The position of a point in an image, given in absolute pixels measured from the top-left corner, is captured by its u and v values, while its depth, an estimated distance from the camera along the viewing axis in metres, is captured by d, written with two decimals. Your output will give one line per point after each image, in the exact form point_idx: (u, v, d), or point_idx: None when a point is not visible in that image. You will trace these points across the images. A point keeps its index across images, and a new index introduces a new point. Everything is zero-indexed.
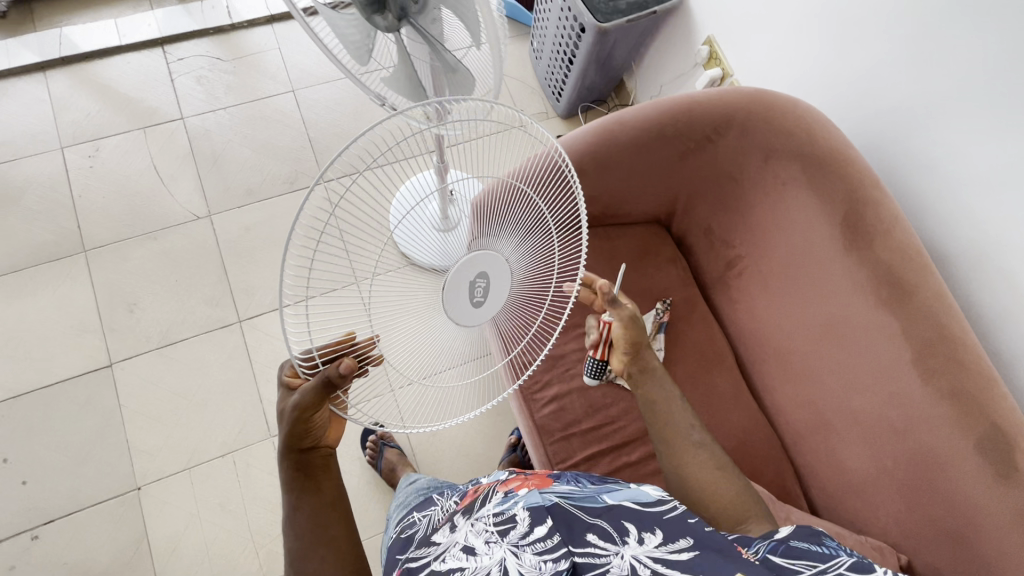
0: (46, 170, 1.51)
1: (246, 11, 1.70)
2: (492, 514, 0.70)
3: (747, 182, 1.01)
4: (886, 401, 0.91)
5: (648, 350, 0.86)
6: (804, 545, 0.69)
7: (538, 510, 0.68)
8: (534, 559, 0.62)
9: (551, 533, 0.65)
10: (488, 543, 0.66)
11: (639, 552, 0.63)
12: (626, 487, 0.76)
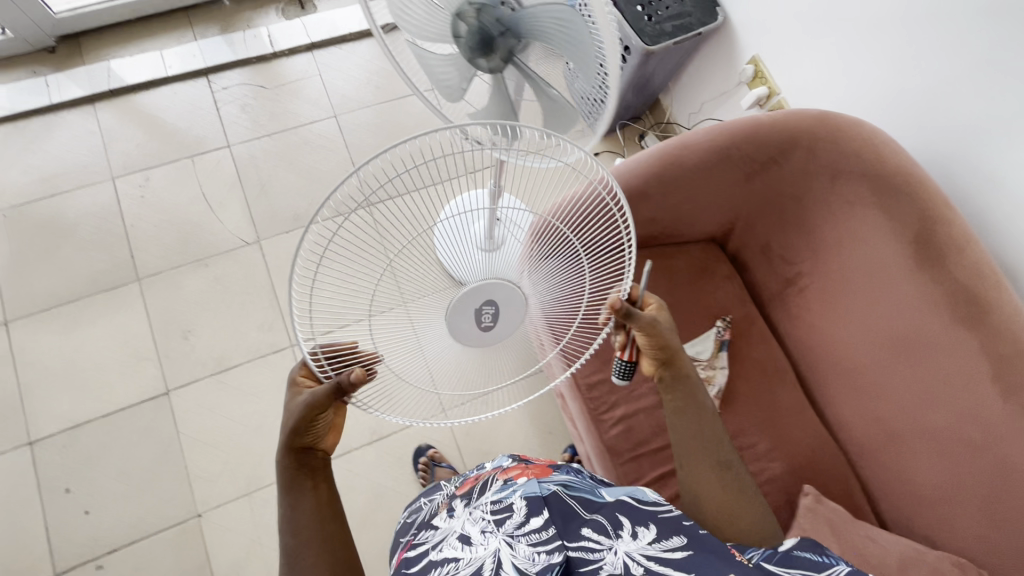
0: (99, 201, 1.54)
1: (286, 39, 1.73)
2: (490, 502, 0.71)
3: (810, 202, 1.03)
4: (962, 417, 0.92)
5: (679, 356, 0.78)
6: (804, 554, 0.75)
7: (535, 501, 0.68)
8: (529, 550, 0.62)
9: (547, 526, 0.65)
10: (484, 533, 0.66)
11: (633, 549, 0.65)
12: (622, 484, 0.79)
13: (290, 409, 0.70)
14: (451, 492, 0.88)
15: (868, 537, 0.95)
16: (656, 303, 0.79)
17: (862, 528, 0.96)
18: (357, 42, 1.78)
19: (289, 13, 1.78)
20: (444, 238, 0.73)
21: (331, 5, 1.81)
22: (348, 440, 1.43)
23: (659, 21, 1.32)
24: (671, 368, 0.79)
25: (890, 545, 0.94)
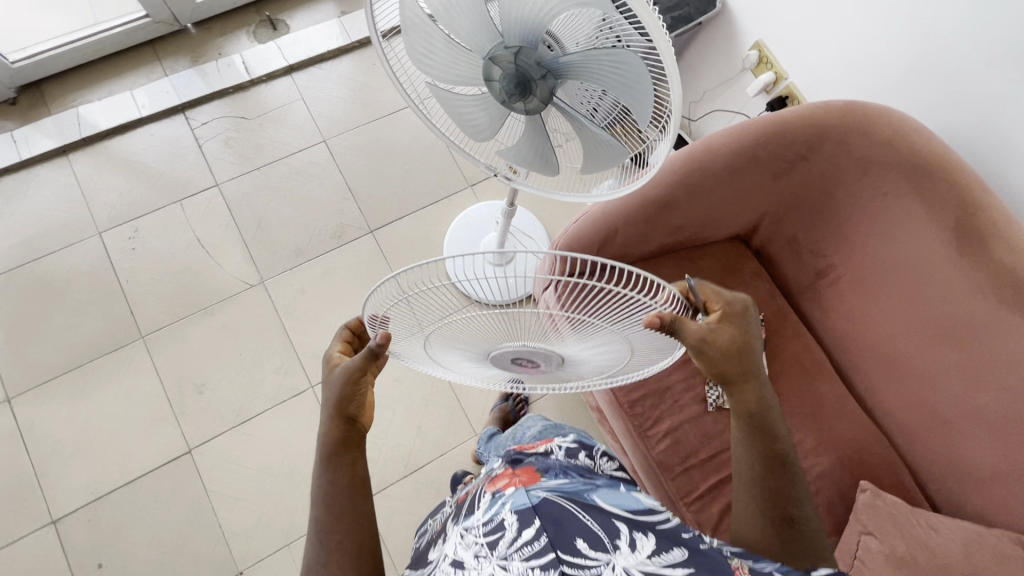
0: (89, 259, 1.47)
1: (263, 64, 1.65)
2: (480, 524, 0.60)
3: (840, 194, 1.00)
4: (1015, 397, 0.91)
5: (736, 372, 0.69)
6: None
7: (525, 512, 0.58)
8: (522, 567, 0.54)
9: (541, 534, 0.56)
10: (477, 557, 0.57)
11: (631, 564, 0.55)
12: (614, 483, 0.67)
13: (331, 380, 0.67)
14: (449, 505, 0.78)
15: (931, 527, 0.95)
16: (719, 310, 0.68)
17: (923, 517, 0.97)
18: (337, 60, 1.70)
19: (262, 36, 1.70)
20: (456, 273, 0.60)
21: (304, 23, 1.72)
22: (382, 476, 1.40)
23: None
24: (733, 394, 0.71)
25: (954, 533, 0.94)
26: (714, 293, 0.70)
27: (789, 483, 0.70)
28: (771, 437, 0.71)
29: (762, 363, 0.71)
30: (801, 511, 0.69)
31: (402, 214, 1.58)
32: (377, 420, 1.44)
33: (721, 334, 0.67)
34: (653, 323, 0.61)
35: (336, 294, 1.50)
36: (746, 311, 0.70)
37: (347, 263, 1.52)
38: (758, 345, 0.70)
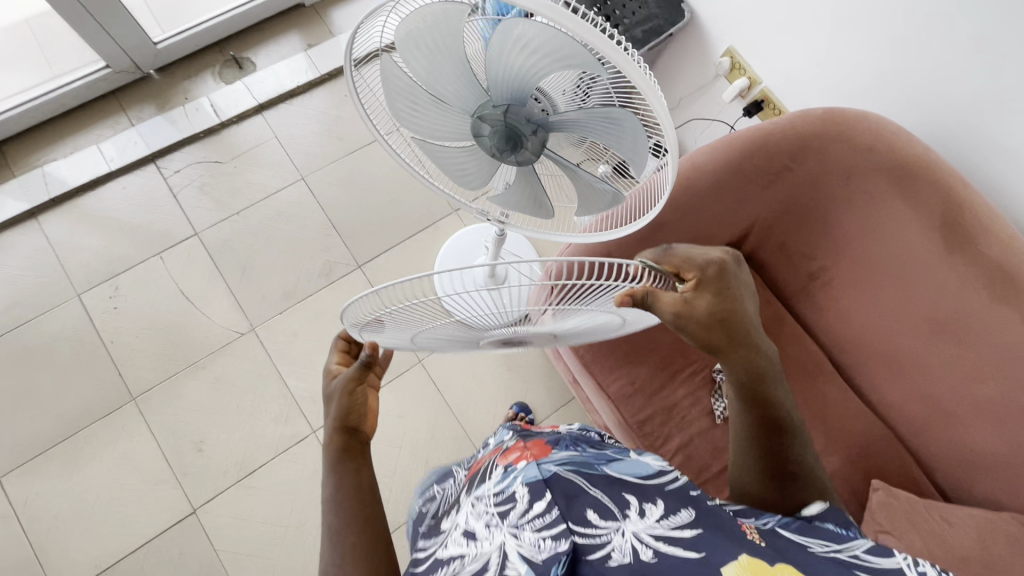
0: (70, 323, 1.42)
1: (232, 105, 1.62)
2: (492, 494, 0.57)
3: (826, 200, 1.01)
4: (1013, 386, 0.93)
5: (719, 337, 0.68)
6: (828, 526, 0.62)
7: (537, 483, 0.54)
8: (534, 537, 0.48)
9: (552, 506, 0.51)
10: (488, 526, 0.53)
11: (641, 530, 0.50)
12: (624, 458, 0.65)
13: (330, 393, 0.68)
14: (460, 479, 0.76)
15: (945, 519, 0.97)
16: (693, 278, 0.68)
17: (936, 510, 0.98)
18: (307, 95, 1.67)
19: (228, 77, 1.67)
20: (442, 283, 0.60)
21: (270, 60, 1.69)
22: (396, 515, 1.38)
23: (629, 28, 1.27)
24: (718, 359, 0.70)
25: (968, 525, 0.95)
26: (685, 259, 0.69)
27: (785, 435, 0.71)
28: (764, 396, 0.71)
29: (750, 325, 0.69)
30: (800, 462, 0.70)
31: (389, 246, 1.56)
32: (384, 458, 1.41)
33: (700, 303, 0.66)
34: (623, 303, 0.61)
35: (330, 334, 1.47)
36: (718, 272, 0.69)
37: (338, 301, 1.50)
38: (742, 306, 0.69)
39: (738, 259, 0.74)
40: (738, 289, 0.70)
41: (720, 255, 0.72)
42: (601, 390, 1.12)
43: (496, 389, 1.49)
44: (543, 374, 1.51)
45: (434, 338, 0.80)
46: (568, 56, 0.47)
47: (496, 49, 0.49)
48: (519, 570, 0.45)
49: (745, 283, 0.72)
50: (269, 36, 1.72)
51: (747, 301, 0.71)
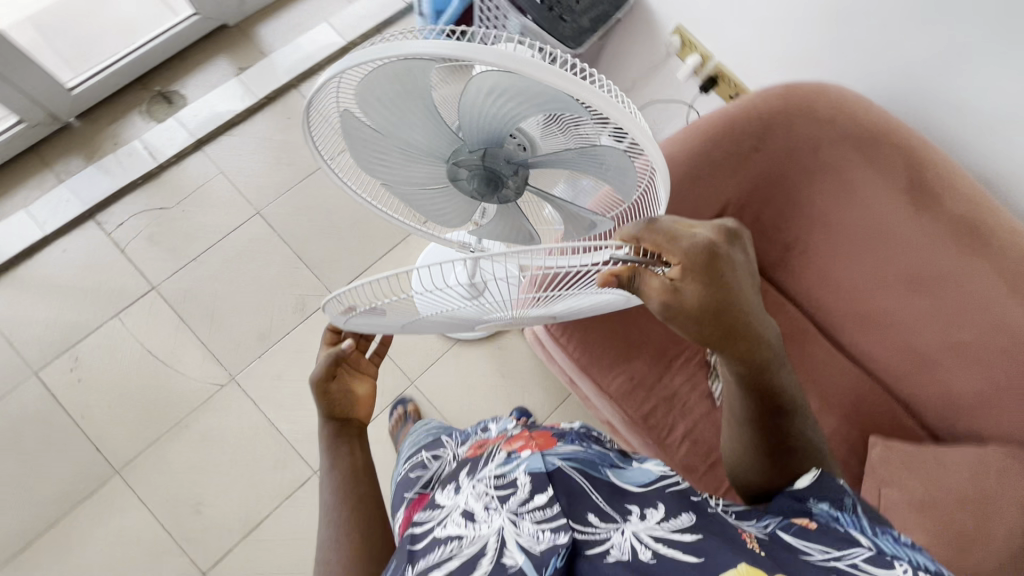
0: (33, 404, 1.33)
1: (168, 144, 1.52)
2: (493, 476, 0.59)
3: (795, 172, 1.02)
4: (987, 329, 0.98)
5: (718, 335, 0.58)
6: (822, 509, 0.54)
7: (540, 476, 0.56)
8: (533, 528, 0.49)
9: (553, 501, 0.52)
10: (488, 510, 0.54)
11: (640, 530, 0.49)
12: (630, 466, 0.63)
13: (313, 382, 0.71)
14: (457, 458, 0.75)
15: (940, 463, 1.02)
16: (677, 265, 0.56)
17: (932, 455, 1.03)
18: (247, 122, 1.58)
19: (158, 113, 1.56)
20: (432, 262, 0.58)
21: (200, 90, 1.59)
22: None
23: (576, 19, 1.22)
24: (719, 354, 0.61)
25: (961, 465, 1.01)
26: (668, 240, 0.57)
27: (784, 415, 0.64)
28: (764, 379, 0.63)
29: (751, 309, 0.59)
30: (799, 440, 0.64)
31: (361, 269, 1.51)
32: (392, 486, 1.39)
33: (689, 293, 0.56)
34: (608, 282, 0.57)
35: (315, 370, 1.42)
36: (711, 254, 0.56)
37: (316, 335, 1.45)
38: (740, 289, 0.58)
39: (735, 232, 0.60)
40: (735, 269, 0.58)
41: (710, 233, 0.58)
42: (600, 389, 1.13)
43: (493, 398, 1.47)
44: (538, 376, 1.51)
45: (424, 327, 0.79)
46: (542, 99, 0.44)
47: (467, 100, 0.46)
48: (518, 560, 0.46)
49: (743, 258, 0.60)
50: (195, 64, 1.61)
51: (748, 280, 0.60)
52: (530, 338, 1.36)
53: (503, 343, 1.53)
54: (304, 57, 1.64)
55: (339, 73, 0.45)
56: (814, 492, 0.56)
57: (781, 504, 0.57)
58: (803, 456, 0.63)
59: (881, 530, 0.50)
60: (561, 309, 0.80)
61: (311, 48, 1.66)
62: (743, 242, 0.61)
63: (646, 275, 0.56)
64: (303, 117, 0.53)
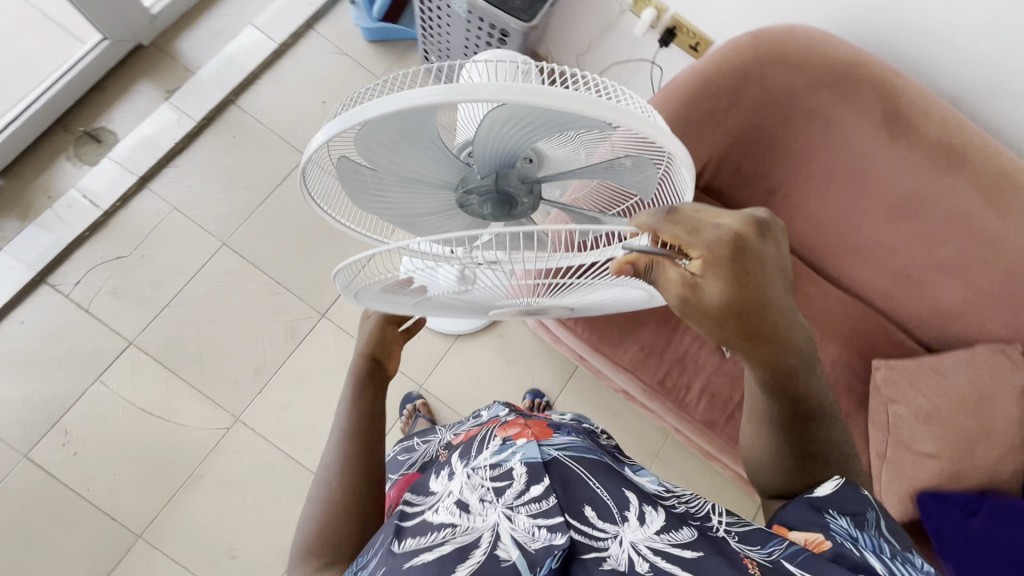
0: (31, 488, 1.26)
1: (109, 188, 1.41)
2: (488, 466, 0.56)
3: (770, 119, 1.03)
4: (968, 241, 1.02)
5: (745, 332, 0.54)
6: (838, 526, 0.47)
7: (536, 466, 0.53)
8: (528, 523, 0.47)
9: (550, 492, 0.50)
10: (483, 502, 0.51)
11: (639, 540, 0.45)
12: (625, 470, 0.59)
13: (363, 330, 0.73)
14: (449, 444, 0.76)
15: (938, 373, 1.08)
16: (696, 258, 0.50)
17: (929, 366, 1.10)
18: (189, 149, 1.47)
19: (90, 156, 1.44)
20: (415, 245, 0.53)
21: (130, 123, 1.47)
22: None
23: None
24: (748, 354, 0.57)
25: (957, 372, 1.07)
26: (689, 232, 0.50)
27: (812, 420, 0.60)
28: (793, 383, 0.58)
29: (780, 307, 0.54)
30: (824, 444, 0.60)
31: None
32: None
33: (713, 292, 0.51)
34: (623, 270, 0.53)
35: (320, 394, 1.39)
36: (738, 250, 0.50)
37: (314, 358, 1.40)
38: (768, 285, 0.53)
39: (767, 223, 0.53)
40: (765, 263, 0.52)
41: (738, 224, 0.51)
42: (613, 362, 1.14)
43: (505, 386, 1.48)
44: (543, 356, 1.51)
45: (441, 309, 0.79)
46: (555, 119, 0.43)
47: (479, 129, 0.45)
48: (512, 555, 0.44)
49: (776, 251, 0.53)
50: (117, 95, 1.48)
51: (778, 275, 0.54)
52: (532, 325, 1.34)
53: (503, 331, 1.52)
54: (235, 67, 1.53)
55: (336, 133, 0.43)
56: (834, 504, 0.50)
57: (794, 511, 0.51)
58: (824, 461, 0.59)
59: (910, 563, 0.43)
60: (580, 299, 0.79)
61: (240, 55, 1.54)
62: (774, 235, 0.54)
63: (666, 264, 0.51)
64: (301, 174, 0.50)
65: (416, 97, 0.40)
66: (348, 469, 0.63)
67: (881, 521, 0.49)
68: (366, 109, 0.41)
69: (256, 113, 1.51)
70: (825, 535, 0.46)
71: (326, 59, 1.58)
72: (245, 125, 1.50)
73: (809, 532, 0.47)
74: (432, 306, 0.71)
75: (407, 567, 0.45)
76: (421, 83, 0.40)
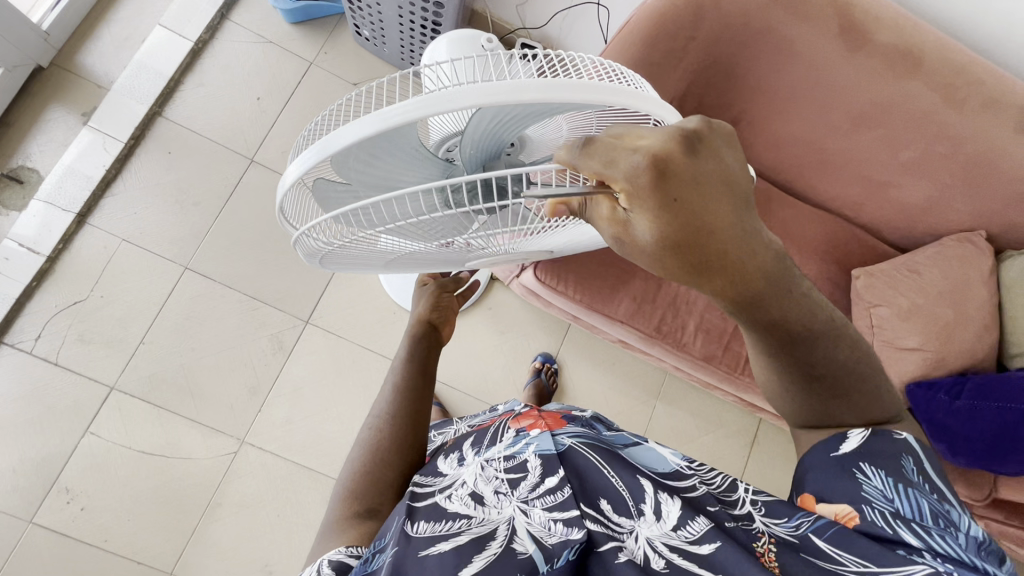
0: (44, 553, 1.21)
1: (48, 231, 1.31)
2: (503, 458, 0.58)
3: (727, 47, 1.03)
4: (929, 140, 1.04)
5: (707, 262, 0.43)
6: (872, 487, 0.48)
7: (551, 457, 0.54)
8: (544, 516, 0.48)
9: (565, 483, 0.51)
10: (498, 494, 0.52)
11: (655, 536, 0.46)
12: (643, 445, 0.61)
13: (422, 304, 0.90)
14: (462, 433, 0.75)
15: (912, 271, 1.13)
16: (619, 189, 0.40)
17: (904, 266, 1.14)
18: (123, 174, 1.37)
19: (16, 201, 1.33)
20: (341, 217, 0.50)
21: (51, 156, 1.35)
22: None
23: None
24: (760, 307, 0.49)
25: (930, 267, 1.12)
26: (604, 165, 0.40)
27: (802, 341, 0.53)
28: (768, 306, 0.50)
29: (731, 230, 0.43)
30: (830, 364, 0.55)
31: (323, 284, 1.41)
32: None
33: (642, 230, 0.41)
34: (558, 210, 0.47)
35: (321, 400, 1.37)
36: (660, 175, 0.38)
37: (308, 366, 1.38)
38: (710, 209, 0.41)
39: (698, 133, 0.41)
40: (703, 183, 0.40)
41: (665, 143, 0.39)
42: (609, 317, 1.15)
43: (505, 356, 1.49)
44: (536, 321, 1.52)
45: (410, 268, 0.77)
46: (539, 106, 0.43)
47: (470, 123, 0.44)
48: (529, 548, 0.44)
49: (718, 165, 0.41)
50: (27, 128, 1.35)
51: (722, 197, 0.42)
52: (520, 292, 1.33)
53: (492, 303, 1.51)
54: (152, 75, 1.40)
55: (313, 164, 0.43)
56: (866, 458, 0.51)
57: (824, 468, 0.52)
58: (832, 380, 0.55)
59: (946, 531, 0.45)
60: (555, 244, 0.77)
61: (155, 61, 1.41)
62: (713, 146, 0.41)
63: (600, 200, 0.43)
64: (278, 204, 0.50)
65: (397, 113, 0.39)
66: (380, 482, 0.61)
67: (913, 474, 0.50)
68: (342, 138, 0.41)
69: (187, 121, 1.41)
70: (855, 506, 0.47)
71: (249, 49, 1.46)
72: (179, 137, 1.40)
73: (839, 500, 0.49)
74: (404, 264, 0.71)
75: (423, 554, 0.45)
76: (398, 100, 0.39)
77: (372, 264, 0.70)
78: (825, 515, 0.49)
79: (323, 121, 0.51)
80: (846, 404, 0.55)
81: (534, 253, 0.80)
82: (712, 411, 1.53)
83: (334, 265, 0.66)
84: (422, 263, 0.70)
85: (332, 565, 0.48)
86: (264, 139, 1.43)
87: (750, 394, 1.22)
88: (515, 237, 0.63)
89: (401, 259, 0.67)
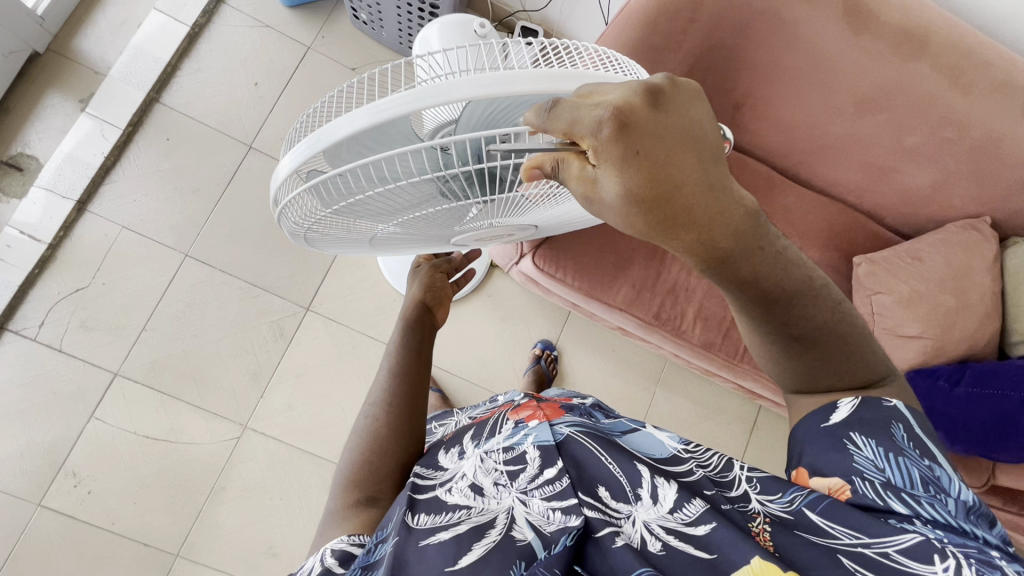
0: (53, 535, 1.24)
1: (49, 219, 1.31)
2: (502, 450, 0.58)
3: (730, 30, 1.02)
4: (935, 125, 1.02)
5: (683, 217, 0.42)
6: (864, 460, 0.48)
7: (549, 447, 0.54)
8: (543, 506, 0.49)
9: (563, 473, 0.51)
10: (498, 487, 0.53)
11: (652, 518, 0.46)
12: (642, 430, 0.62)
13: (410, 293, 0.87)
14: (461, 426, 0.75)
15: (915, 258, 1.12)
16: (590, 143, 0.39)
17: (907, 252, 1.13)
18: (122, 161, 1.37)
19: (17, 188, 1.33)
20: (331, 200, 0.50)
21: (51, 143, 1.35)
22: None
23: None
24: (737, 267, 0.49)
25: (933, 253, 1.11)
26: (572, 120, 0.39)
27: (774, 302, 0.53)
28: (739, 271, 0.49)
29: (700, 188, 0.42)
30: (813, 320, 0.54)
31: (323, 271, 1.41)
32: None
33: (610, 188, 0.40)
34: (533, 176, 0.44)
35: (322, 386, 1.38)
36: (622, 129, 0.39)
37: (309, 352, 1.39)
38: (679, 167, 0.41)
39: (661, 89, 0.41)
40: (669, 137, 0.40)
41: (630, 96, 0.39)
42: (608, 304, 1.15)
43: (505, 343, 1.49)
44: (535, 308, 1.52)
45: (396, 247, 0.78)
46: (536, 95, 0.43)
47: (464, 114, 0.44)
48: (527, 536, 0.46)
49: (682, 120, 0.41)
50: (25, 115, 1.35)
51: (687, 151, 0.41)
52: (520, 280, 1.33)
53: (492, 290, 1.51)
54: (149, 61, 1.39)
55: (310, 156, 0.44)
56: (856, 428, 0.50)
57: (815, 441, 0.52)
58: (812, 340, 0.54)
59: (935, 498, 0.45)
60: (540, 220, 0.77)
61: (152, 47, 1.40)
62: (678, 103, 0.41)
63: (570, 159, 0.41)
64: (274, 194, 0.51)
65: (388, 109, 0.39)
66: (379, 472, 0.62)
67: (903, 441, 0.49)
68: (337, 133, 0.41)
69: (186, 108, 1.40)
70: (847, 481, 0.47)
71: (247, 34, 1.45)
72: (178, 123, 1.39)
73: (832, 474, 0.49)
74: (389, 242, 0.71)
75: (423, 544, 0.46)
76: (392, 92, 0.39)
77: (357, 243, 0.70)
78: (819, 489, 0.49)
79: (311, 118, 0.50)
80: (828, 367, 0.55)
81: (520, 229, 0.80)
82: (711, 398, 1.53)
83: (319, 243, 0.66)
84: (405, 240, 0.70)
85: (336, 555, 0.48)
86: (262, 125, 1.42)
87: (750, 380, 1.21)
88: (499, 213, 0.63)
89: (386, 236, 0.67)
